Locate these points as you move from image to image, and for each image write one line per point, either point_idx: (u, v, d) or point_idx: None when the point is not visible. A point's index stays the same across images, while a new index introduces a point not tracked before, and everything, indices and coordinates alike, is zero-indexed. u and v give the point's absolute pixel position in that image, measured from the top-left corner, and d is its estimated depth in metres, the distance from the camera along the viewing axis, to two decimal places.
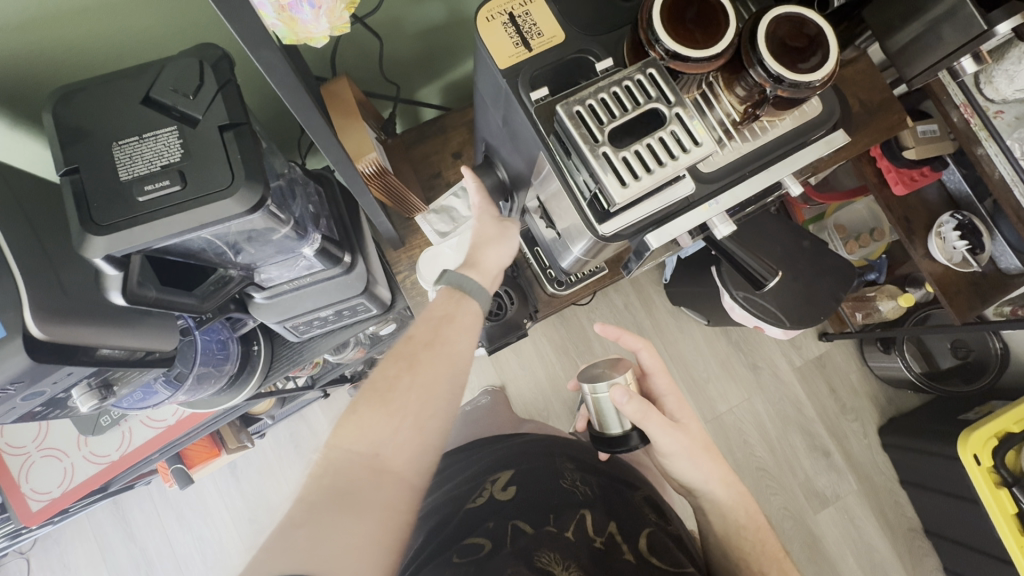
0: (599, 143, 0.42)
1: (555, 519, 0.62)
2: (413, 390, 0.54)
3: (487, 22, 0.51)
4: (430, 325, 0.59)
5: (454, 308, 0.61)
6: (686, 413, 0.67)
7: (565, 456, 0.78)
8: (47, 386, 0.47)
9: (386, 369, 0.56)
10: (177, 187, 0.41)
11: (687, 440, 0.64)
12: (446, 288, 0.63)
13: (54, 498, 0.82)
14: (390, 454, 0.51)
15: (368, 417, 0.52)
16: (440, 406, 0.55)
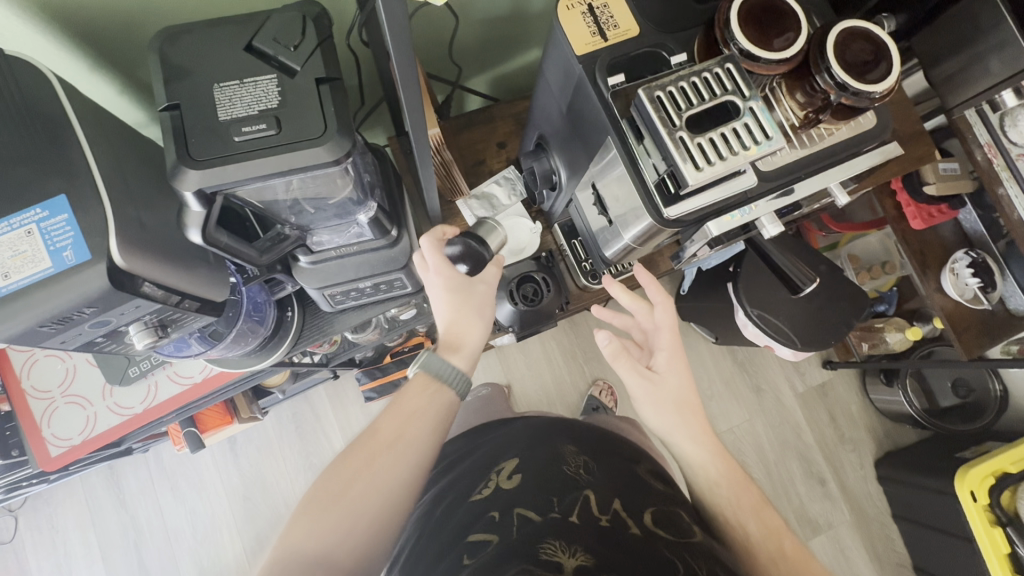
0: (677, 127, 0.44)
1: (559, 503, 0.56)
2: (371, 495, 0.52)
3: (567, 10, 0.53)
4: (394, 421, 0.57)
5: (426, 402, 0.58)
6: (676, 370, 0.65)
7: (568, 439, 0.69)
8: (113, 316, 0.48)
9: (343, 468, 0.54)
10: (272, 131, 0.43)
11: (655, 391, 0.65)
12: (422, 373, 0.60)
13: (73, 445, 0.82)
14: (338, 558, 0.50)
15: (322, 525, 0.51)
16: (395, 499, 0.54)
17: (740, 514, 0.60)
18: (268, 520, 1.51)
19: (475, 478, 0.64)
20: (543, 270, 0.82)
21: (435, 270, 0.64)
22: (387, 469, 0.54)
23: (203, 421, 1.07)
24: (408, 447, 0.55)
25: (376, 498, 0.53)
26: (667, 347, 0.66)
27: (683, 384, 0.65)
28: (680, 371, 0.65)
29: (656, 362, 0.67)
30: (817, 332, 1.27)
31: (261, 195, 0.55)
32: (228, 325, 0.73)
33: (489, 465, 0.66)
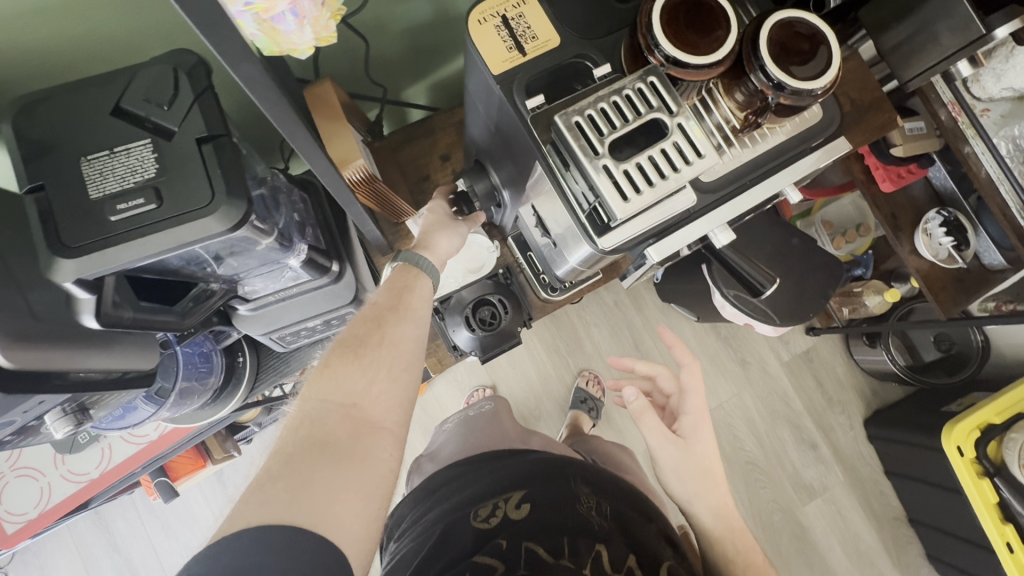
0: (598, 155, 0.40)
1: (572, 552, 0.56)
2: (388, 348, 0.54)
3: (479, 25, 0.49)
4: (392, 292, 0.58)
5: (414, 281, 0.60)
6: (699, 437, 0.68)
7: (579, 477, 0.68)
8: (17, 415, 0.45)
9: (356, 329, 0.55)
10: (152, 205, 0.38)
11: (682, 456, 0.67)
12: (401, 264, 0.61)
13: (31, 518, 0.79)
14: (367, 406, 0.50)
15: (342, 370, 0.51)
16: (411, 358, 0.55)
17: None
18: None
19: (485, 498, 0.64)
20: (498, 290, 0.79)
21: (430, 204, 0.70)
22: (397, 330, 0.55)
23: (173, 468, 1.04)
24: (412, 313, 0.57)
25: (392, 359, 0.54)
26: (691, 411, 0.70)
27: (708, 452, 0.67)
28: (705, 439, 0.68)
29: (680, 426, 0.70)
30: (797, 307, 1.30)
31: (170, 261, 0.51)
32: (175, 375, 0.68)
33: (498, 490, 0.65)
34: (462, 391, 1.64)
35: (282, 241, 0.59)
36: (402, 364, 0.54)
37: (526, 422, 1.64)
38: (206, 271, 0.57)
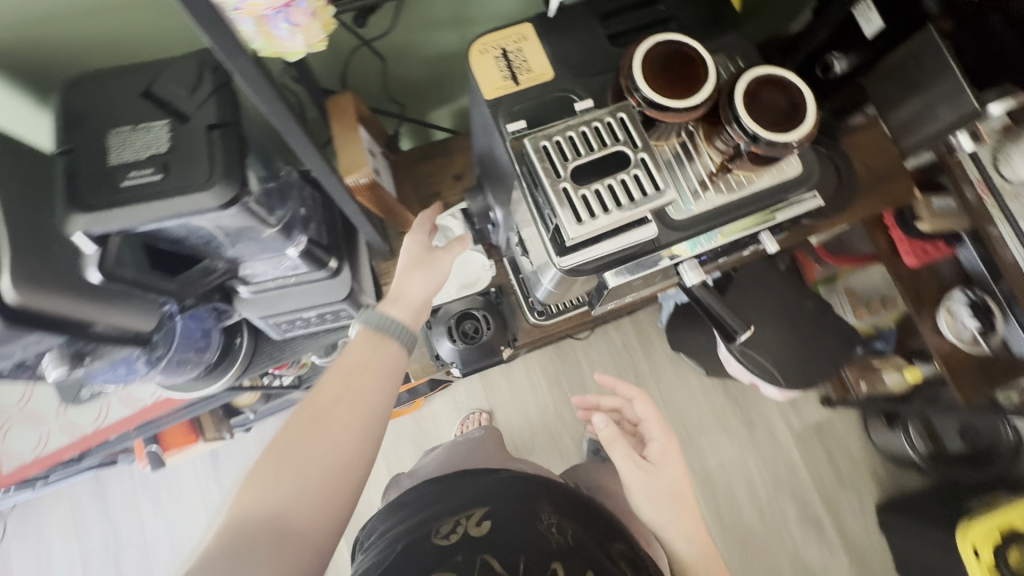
0: (560, 178, 0.43)
1: (524, 570, 0.56)
2: (326, 443, 0.49)
3: (479, 54, 0.53)
4: (342, 374, 0.53)
5: (370, 357, 0.55)
6: (669, 458, 0.69)
7: (546, 496, 0.68)
8: (17, 348, 0.50)
9: (298, 416, 0.50)
10: (158, 176, 0.44)
11: (650, 481, 0.66)
12: (364, 328, 0.57)
13: (25, 462, 0.84)
14: (294, 516, 0.46)
15: (273, 474, 0.47)
16: (357, 448, 0.50)
17: None
18: None
19: (443, 519, 0.64)
20: (484, 307, 0.81)
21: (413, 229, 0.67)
22: (339, 422, 0.50)
23: (166, 440, 1.08)
24: (360, 400, 0.51)
25: (337, 450, 0.49)
26: (659, 436, 0.70)
27: (678, 474, 0.67)
28: (674, 462, 0.69)
29: (649, 453, 0.70)
30: (805, 370, 1.28)
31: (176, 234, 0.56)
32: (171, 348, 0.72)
33: (459, 510, 0.65)
34: (460, 411, 1.67)
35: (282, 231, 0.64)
36: (345, 460, 0.49)
37: (520, 452, 1.64)
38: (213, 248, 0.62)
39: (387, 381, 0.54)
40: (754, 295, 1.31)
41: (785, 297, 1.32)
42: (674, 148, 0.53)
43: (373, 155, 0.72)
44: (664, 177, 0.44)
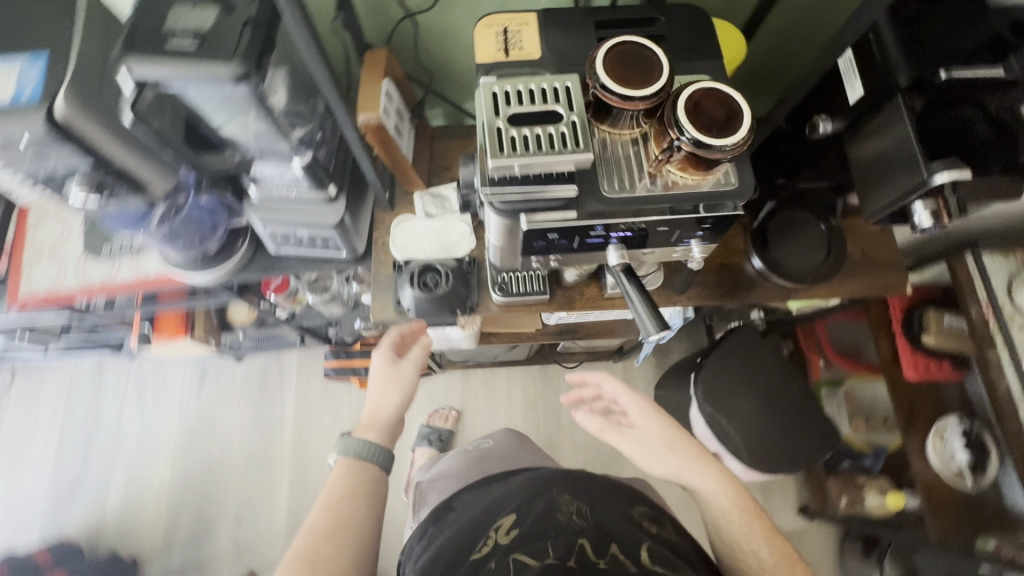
0: (497, 118, 0.50)
1: (575, 554, 0.64)
2: (324, 566, 0.63)
3: (484, 28, 0.62)
4: (328, 509, 0.68)
5: (353, 481, 0.71)
6: (653, 421, 0.83)
7: (562, 488, 0.77)
8: (52, 159, 0.61)
9: (308, 542, 0.65)
10: (194, 45, 0.55)
11: (637, 442, 0.82)
12: (344, 459, 0.73)
13: (37, 294, 0.95)
14: None
15: None
16: (353, 549, 0.65)
17: (752, 542, 0.73)
18: (202, 458, 1.64)
19: (476, 536, 0.72)
20: (450, 267, 0.87)
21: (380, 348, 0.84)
22: (337, 551, 0.65)
23: (159, 324, 1.20)
24: (348, 523, 0.66)
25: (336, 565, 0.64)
26: (639, 408, 0.84)
27: (664, 427, 0.81)
28: (657, 421, 0.82)
29: (635, 421, 0.85)
30: (774, 455, 1.25)
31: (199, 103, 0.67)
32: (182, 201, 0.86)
33: (488, 524, 0.73)
34: (432, 404, 1.71)
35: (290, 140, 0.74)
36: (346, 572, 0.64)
37: None
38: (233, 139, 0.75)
39: (371, 505, 0.70)
40: (737, 364, 1.30)
41: (770, 376, 1.30)
42: (627, 139, 0.58)
43: (394, 110, 0.82)
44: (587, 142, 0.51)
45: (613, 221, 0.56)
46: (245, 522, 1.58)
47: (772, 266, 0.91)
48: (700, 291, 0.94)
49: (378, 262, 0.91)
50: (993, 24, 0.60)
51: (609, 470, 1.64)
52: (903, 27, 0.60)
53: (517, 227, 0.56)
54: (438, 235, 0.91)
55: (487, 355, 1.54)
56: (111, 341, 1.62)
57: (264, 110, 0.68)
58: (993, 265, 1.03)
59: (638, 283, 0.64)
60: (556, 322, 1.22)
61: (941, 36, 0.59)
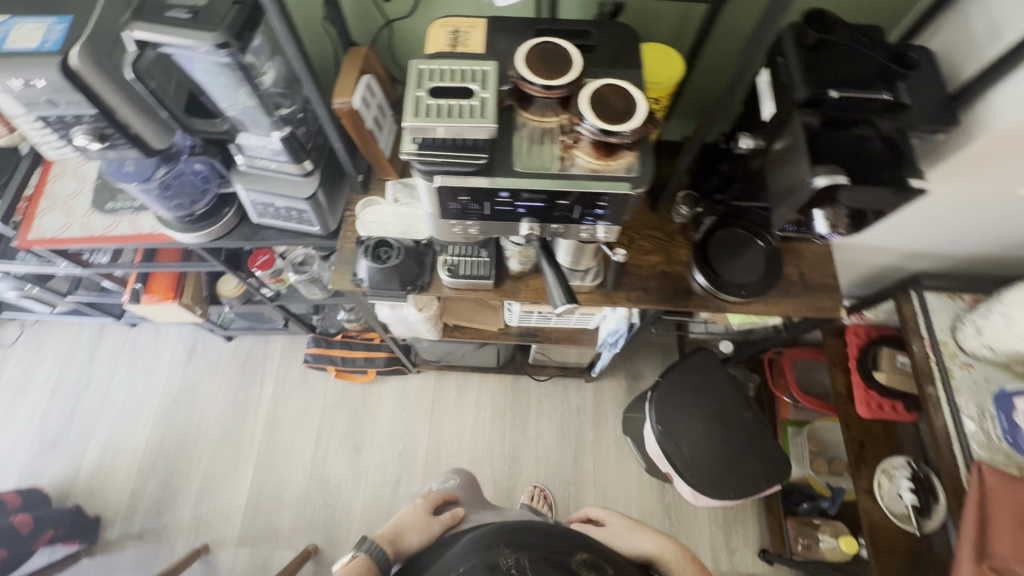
0: (419, 88, 0.59)
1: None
2: None
3: (437, 27, 0.72)
4: None
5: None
6: (616, 521, 1.08)
7: (502, 541, 0.68)
8: (63, 102, 0.72)
9: None
10: (187, 16, 0.67)
11: (609, 534, 1.05)
12: (353, 565, 0.86)
13: (44, 237, 1.06)
14: None
15: None
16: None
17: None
18: (178, 428, 1.70)
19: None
20: (406, 245, 0.93)
21: (421, 499, 1.04)
22: None
23: (152, 285, 1.33)
24: None
25: None
26: (613, 518, 1.09)
27: (620, 520, 1.08)
28: (618, 518, 1.09)
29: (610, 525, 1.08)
30: (721, 479, 1.25)
31: (195, 73, 0.80)
32: (179, 158, 0.96)
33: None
34: (403, 403, 1.75)
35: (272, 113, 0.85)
36: None
37: (438, 463, 1.66)
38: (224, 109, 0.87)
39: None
40: (692, 385, 1.33)
41: (725, 400, 1.32)
42: (551, 126, 0.65)
43: (376, 105, 0.92)
44: (494, 115, 0.59)
45: (518, 191, 0.64)
46: (207, 496, 1.62)
47: (716, 283, 0.93)
48: (653, 295, 0.96)
49: (343, 237, 0.99)
50: (878, 58, 0.68)
51: (568, 489, 1.62)
52: (802, 55, 0.68)
53: (433, 187, 0.64)
54: (402, 218, 0.98)
55: (457, 356, 1.58)
56: (114, 307, 1.73)
57: (248, 83, 0.80)
58: (936, 302, 1.05)
59: (556, 265, 0.75)
60: (517, 322, 1.27)
61: (831, 65, 0.68)
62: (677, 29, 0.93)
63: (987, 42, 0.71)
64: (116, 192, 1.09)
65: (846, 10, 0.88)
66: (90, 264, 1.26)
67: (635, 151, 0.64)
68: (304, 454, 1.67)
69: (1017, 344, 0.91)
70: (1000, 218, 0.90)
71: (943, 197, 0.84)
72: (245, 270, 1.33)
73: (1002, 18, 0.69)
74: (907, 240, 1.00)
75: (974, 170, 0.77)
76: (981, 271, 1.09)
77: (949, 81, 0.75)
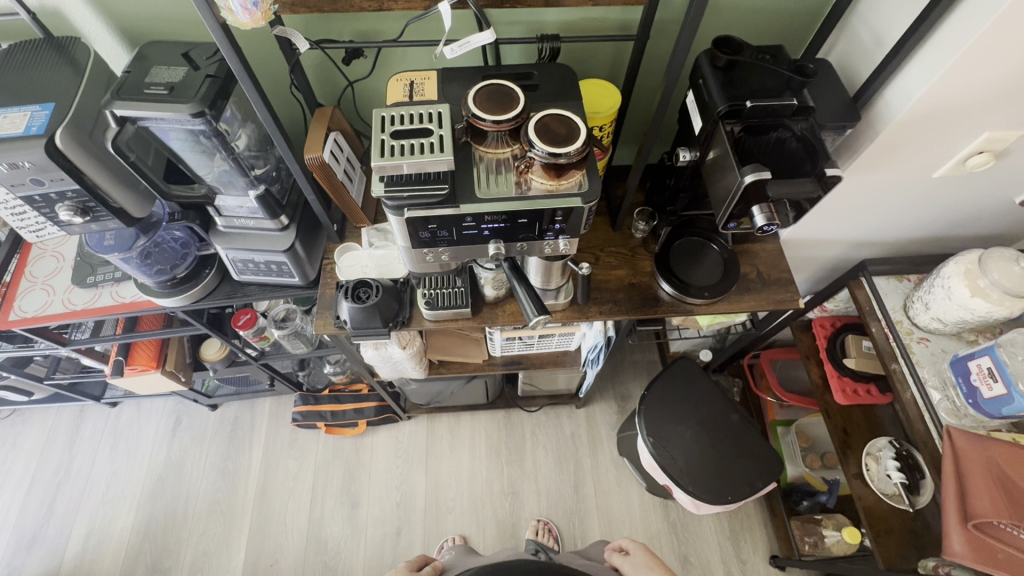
0: (382, 132, 0.66)
1: None
2: None
3: (395, 81, 0.78)
4: None
5: None
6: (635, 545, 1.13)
7: None
8: (47, 181, 0.76)
9: None
10: (164, 91, 0.74)
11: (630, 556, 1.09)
12: None
13: (26, 316, 1.07)
14: None
15: None
16: None
17: None
18: (165, 506, 1.64)
19: None
20: (384, 284, 0.97)
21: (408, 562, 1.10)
22: None
23: (134, 356, 1.33)
24: None
25: None
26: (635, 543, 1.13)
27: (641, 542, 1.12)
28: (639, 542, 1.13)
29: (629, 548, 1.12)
30: (717, 483, 1.26)
31: (172, 142, 0.86)
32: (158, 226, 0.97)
33: None
34: (397, 451, 1.73)
35: (246, 173, 0.91)
36: None
37: (438, 509, 1.63)
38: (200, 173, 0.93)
39: None
40: (679, 394, 1.37)
41: (711, 405, 1.36)
42: (505, 156, 0.72)
43: (345, 158, 0.99)
44: (451, 149, 0.66)
45: (481, 215, 0.69)
46: (199, 574, 1.54)
47: (681, 289, 0.99)
48: (623, 307, 1.01)
49: (324, 283, 1.03)
50: (782, 71, 0.78)
51: (572, 518, 1.60)
52: (718, 75, 0.78)
53: (403, 219, 0.69)
54: (378, 260, 1.03)
55: (447, 395, 1.59)
56: (94, 387, 1.71)
57: (223, 147, 0.86)
58: (886, 285, 1.13)
59: (526, 283, 0.78)
60: (501, 352, 1.30)
61: (745, 80, 0.77)
62: (612, 66, 1.04)
63: (874, 50, 0.82)
64: (96, 266, 1.11)
65: (756, 35, 1.00)
66: (70, 341, 1.26)
67: (583, 171, 0.70)
68: (300, 517, 1.62)
69: (961, 313, 0.97)
70: (923, 201, 0.99)
71: (868, 186, 0.93)
72: (228, 331, 1.35)
73: (881, 30, 0.80)
74: (848, 230, 1.09)
75: (887, 159, 0.86)
76: (921, 252, 1.18)
77: (850, 86, 0.86)
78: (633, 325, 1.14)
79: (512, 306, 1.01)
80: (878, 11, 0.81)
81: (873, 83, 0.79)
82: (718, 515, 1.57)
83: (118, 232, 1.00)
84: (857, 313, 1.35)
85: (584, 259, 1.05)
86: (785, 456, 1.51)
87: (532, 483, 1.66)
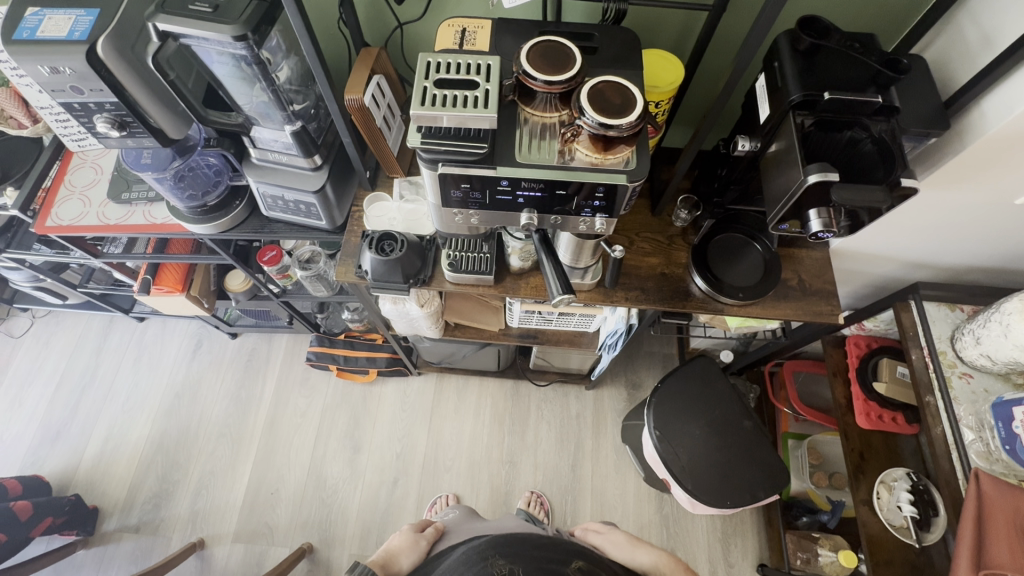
0: (426, 80, 0.62)
1: None
2: None
3: (446, 26, 0.74)
4: None
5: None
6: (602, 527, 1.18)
7: (498, 554, 0.83)
8: (86, 90, 0.75)
9: None
10: (208, 9, 0.71)
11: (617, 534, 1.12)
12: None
13: (62, 224, 1.09)
14: None
15: None
16: None
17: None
18: (180, 423, 1.72)
19: None
20: (409, 239, 0.95)
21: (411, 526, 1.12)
22: None
23: (162, 277, 1.37)
24: None
25: None
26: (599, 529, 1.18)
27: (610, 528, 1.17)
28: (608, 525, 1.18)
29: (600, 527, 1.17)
30: (718, 486, 1.24)
31: (213, 64, 0.84)
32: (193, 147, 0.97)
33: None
34: (403, 404, 1.75)
35: (284, 107, 0.89)
36: None
37: (436, 466, 1.65)
38: (237, 100, 0.90)
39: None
40: (692, 392, 1.33)
41: (724, 407, 1.32)
42: (552, 121, 0.68)
43: (385, 105, 0.95)
44: (496, 106, 0.62)
45: (517, 181, 0.65)
46: (205, 491, 1.62)
47: (714, 285, 0.94)
48: (652, 297, 0.96)
49: (350, 231, 1.02)
50: (870, 63, 0.70)
51: (566, 496, 1.61)
52: (798, 60, 0.71)
53: (435, 174, 0.66)
54: (407, 214, 1.01)
55: (458, 358, 1.59)
56: (124, 301, 1.77)
57: (265, 77, 0.83)
58: (936, 312, 1.05)
59: (555, 258, 0.74)
60: (518, 324, 1.28)
61: (825, 70, 0.70)
62: (680, 36, 0.97)
63: (978, 50, 0.73)
64: (132, 183, 1.12)
65: (844, 19, 0.91)
66: (103, 253, 1.29)
67: (632, 147, 0.65)
68: (303, 453, 1.67)
69: (1014, 353, 0.90)
70: (996, 228, 0.91)
71: (939, 204, 0.85)
72: (253, 265, 1.36)
73: (994, 28, 0.71)
74: (905, 248, 1.01)
75: (969, 176, 0.78)
76: (981, 283, 1.10)
77: (944, 89, 0.77)
78: (658, 316, 1.10)
79: (535, 280, 0.98)
80: (992, 8, 0.72)
81: (974, 88, 0.70)
82: (712, 516, 1.56)
83: (156, 151, 1.00)
84: (896, 336, 1.27)
85: (617, 242, 1.01)
86: (792, 469, 1.48)
87: (530, 455, 1.67)
